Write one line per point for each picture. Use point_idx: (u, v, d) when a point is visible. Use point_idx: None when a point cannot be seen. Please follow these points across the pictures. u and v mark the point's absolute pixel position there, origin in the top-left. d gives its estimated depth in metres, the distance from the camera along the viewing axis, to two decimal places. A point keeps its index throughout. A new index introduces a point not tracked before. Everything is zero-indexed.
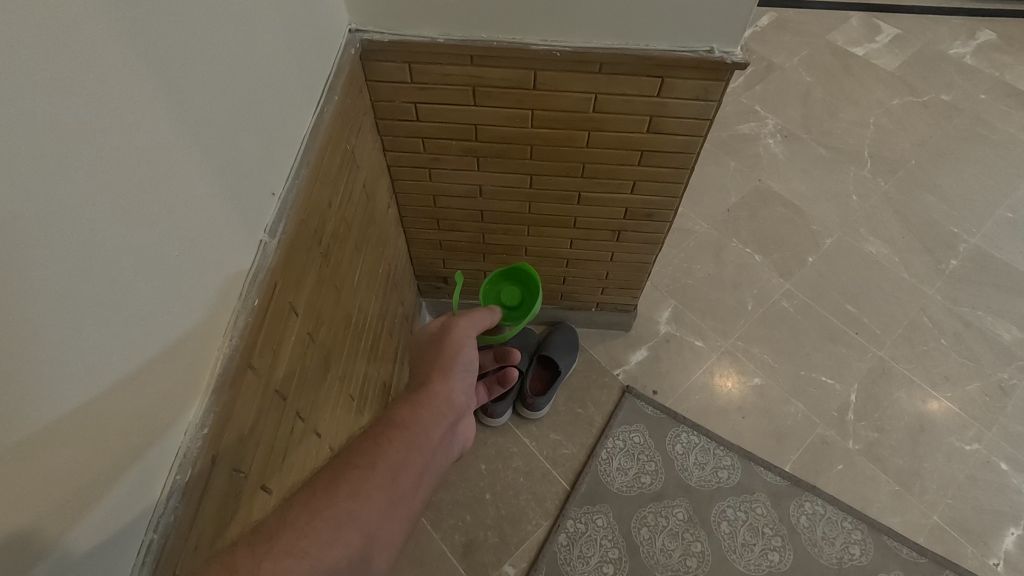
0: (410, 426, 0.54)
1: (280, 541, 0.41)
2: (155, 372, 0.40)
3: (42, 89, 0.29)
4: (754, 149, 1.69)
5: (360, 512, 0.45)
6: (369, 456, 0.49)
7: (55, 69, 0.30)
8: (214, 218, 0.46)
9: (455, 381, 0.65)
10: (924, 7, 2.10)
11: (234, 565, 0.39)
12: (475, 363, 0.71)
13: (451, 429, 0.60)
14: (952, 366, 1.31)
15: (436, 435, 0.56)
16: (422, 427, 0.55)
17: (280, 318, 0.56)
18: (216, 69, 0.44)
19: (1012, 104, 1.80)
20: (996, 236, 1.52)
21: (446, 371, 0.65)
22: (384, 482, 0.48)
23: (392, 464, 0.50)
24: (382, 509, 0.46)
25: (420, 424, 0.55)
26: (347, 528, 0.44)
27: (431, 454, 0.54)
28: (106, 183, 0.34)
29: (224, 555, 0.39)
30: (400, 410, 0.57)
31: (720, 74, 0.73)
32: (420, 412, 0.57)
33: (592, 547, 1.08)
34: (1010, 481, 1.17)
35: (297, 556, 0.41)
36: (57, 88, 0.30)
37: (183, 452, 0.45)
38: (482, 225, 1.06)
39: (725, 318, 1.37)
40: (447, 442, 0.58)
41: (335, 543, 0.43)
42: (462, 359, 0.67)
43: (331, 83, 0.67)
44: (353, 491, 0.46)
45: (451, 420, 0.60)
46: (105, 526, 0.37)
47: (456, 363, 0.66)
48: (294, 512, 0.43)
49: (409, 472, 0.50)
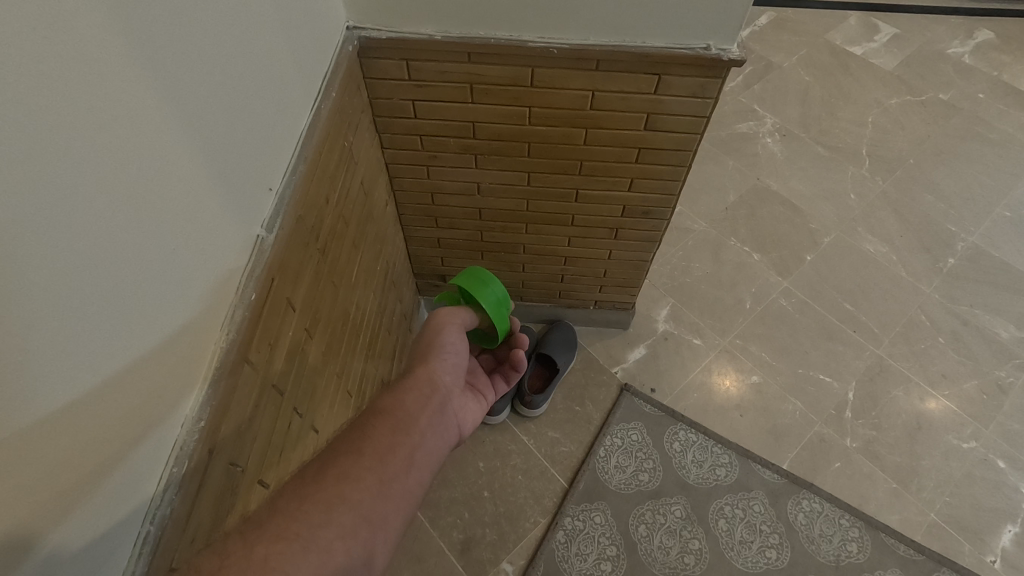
0: (395, 411, 0.56)
1: (271, 526, 0.42)
2: (151, 365, 0.40)
3: (38, 84, 0.29)
4: (752, 148, 1.69)
5: (351, 496, 0.46)
6: (355, 442, 0.50)
7: (50, 63, 0.30)
8: (212, 212, 0.46)
9: (438, 364, 0.66)
10: (922, 7, 2.10)
11: (227, 551, 0.39)
12: (463, 345, 0.70)
13: (439, 410, 0.60)
14: (949, 364, 1.31)
15: (423, 418, 0.57)
16: (406, 410, 0.57)
17: (278, 314, 0.56)
18: (213, 65, 0.44)
19: (1010, 104, 1.80)
20: (993, 235, 1.52)
21: (427, 356, 0.66)
22: (372, 464, 0.49)
23: (379, 447, 0.51)
24: (373, 491, 0.47)
25: (405, 408, 0.57)
26: (341, 511, 0.45)
27: (420, 436, 0.55)
28: (103, 176, 0.34)
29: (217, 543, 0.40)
30: (386, 397, 0.58)
31: (717, 71, 0.73)
32: (404, 397, 0.58)
33: (589, 544, 1.08)
34: (1008, 478, 1.17)
35: (289, 539, 0.41)
36: (52, 82, 0.30)
37: (181, 444, 0.45)
38: (480, 223, 1.06)
39: (723, 317, 1.37)
40: (437, 422, 0.59)
41: (327, 525, 0.43)
42: (445, 340, 0.68)
43: (329, 80, 0.68)
44: (341, 475, 0.47)
45: (437, 401, 0.61)
46: (101, 518, 0.37)
47: (437, 346, 0.67)
48: (285, 498, 0.44)
49: (398, 453, 0.51)
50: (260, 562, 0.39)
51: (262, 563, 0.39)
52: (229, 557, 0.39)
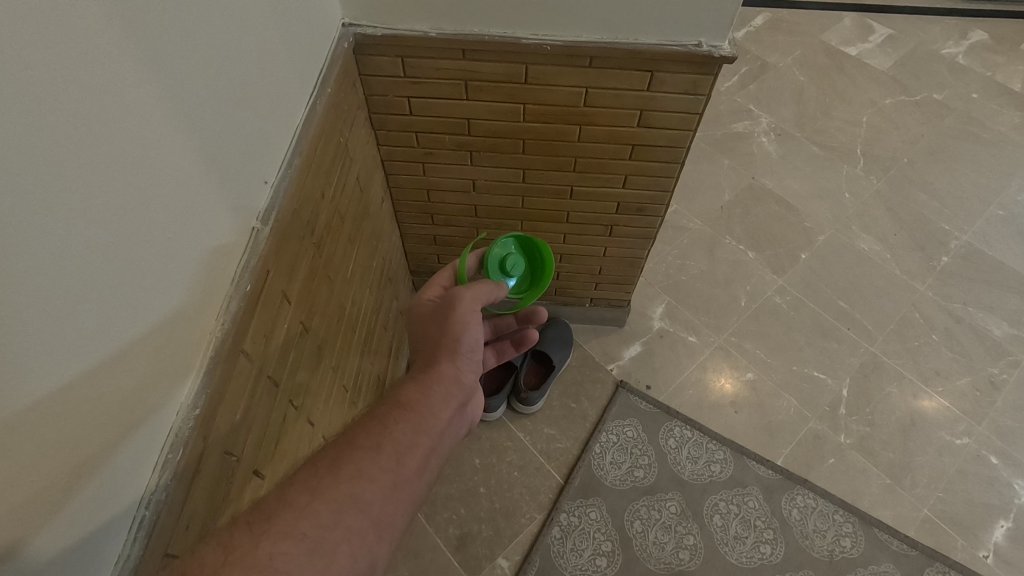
0: (416, 407, 0.56)
1: (277, 522, 0.42)
2: (145, 351, 0.41)
3: (20, 74, 0.29)
4: (748, 147, 1.70)
5: (362, 494, 0.46)
6: (374, 438, 0.51)
7: (34, 50, 0.30)
8: (206, 203, 0.47)
9: (463, 363, 0.65)
10: (916, 8, 2.12)
11: (231, 544, 0.40)
12: (480, 339, 0.69)
13: (461, 409, 0.62)
14: (943, 361, 1.32)
15: (445, 416, 0.58)
16: (429, 407, 0.57)
17: (273, 305, 0.57)
18: (208, 58, 0.45)
19: (1003, 103, 1.81)
20: (987, 233, 1.53)
21: (454, 354, 0.65)
22: (388, 464, 0.49)
23: (397, 446, 0.51)
24: (384, 492, 0.48)
25: (428, 406, 0.57)
26: (349, 512, 0.45)
27: (438, 436, 0.56)
28: (100, 165, 0.35)
29: (222, 534, 0.41)
30: (409, 393, 0.58)
31: (709, 68, 0.74)
32: (429, 394, 0.59)
33: (586, 540, 1.09)
34: (1001, 474, 1.18)
35: (295, 538, 0.42)
36: (36, 70, 0.30)
37: (176, 431, 0.46)
38: (476, 220, 1.07)
39: (718, 314, 1.38)
40: (456, 421, 0.60)
41: (335, 526, 0.44)
42: (468, 339, 0.67)
43: (324, 76, 0.68)
44: (355, 473, 0.47)
45: (461, 400, 0.62)
46: (96, 501, 0.38)
47: (462, 346, 0.66)
48: (295, 491, 0.45)
49: (416, 454, 0.52)
50: (263, 560, 0.40)
51: (267, 562, 0.40)
52: (231, 553, 0.40)
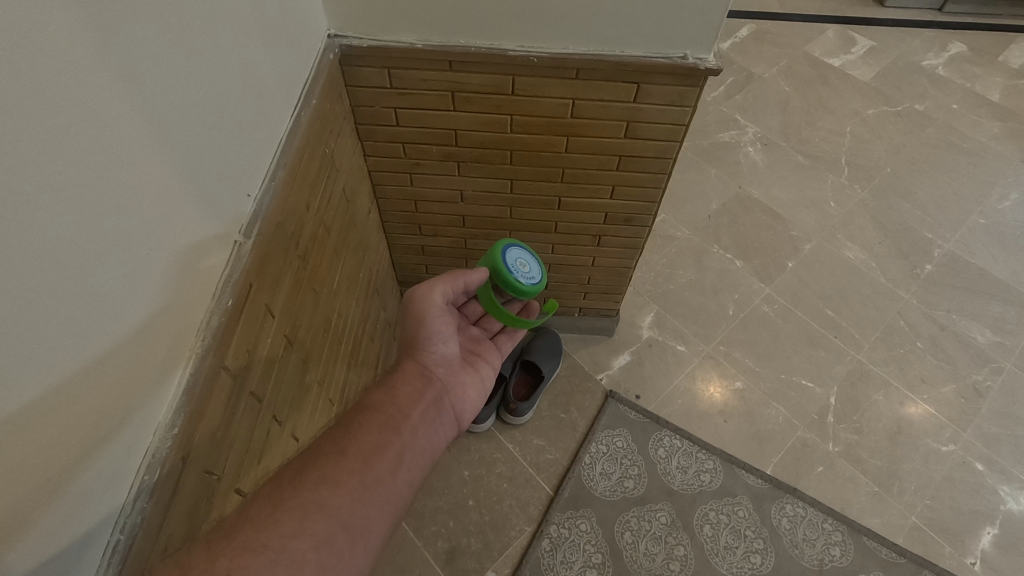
0: (382, 408, 0.57)
1: (238, 537, 0.42)
2: (118, 367, 0.40)
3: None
4: (734, 156, 1.71)
5: (329, 502, 0.47)
6: (339, 443, 0.51)
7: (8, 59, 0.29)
8: (184, 213, 0.46)
9: (426, 358, 0.67)
10: (896, 20, 2.16)
11: (188, 563, 0.39)
12: (449, 328, 0.68)
13: (434, 405, 0.62)
14: (928, 368, 1.33)
15: (415, 413, 0.59)
16: (396, 406, 0.58)
17: (255, 319, 0.56)
18: (186, 70, 0.45)
19: (983, 114, 1.85)
20: (969, 242, 1.55)
21: (412, 352, 0.67)
22: (356, 466, 0.50)
23: (364, 447, 0.52)
24: (353, 499, 0.48)
25: (396, 405, 0.58)
26: (316, 520, 0.45)
27: (410, 434, 0.56)
28: (78, 173, 0.34)
29: (179, 553, 0.40)
30: (373, 394, 0.59)
31: (694, 80, 0.75)
32: (394, 393, 0.59)
33: (575, 552, 1.08)
34: (986, 481, 1.19)
35: (257, 551, 0.41)
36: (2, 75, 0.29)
37: (152, 452, 0.44)
38: (464, 231, 1.06)
39: (707, 322, 1.39)
40: (430, 418, 0.60)
41: (299, 535, 0.44)
42: (429, 332, 0.67)
43: (309, 86, 0.68)
44: (321, 479, 0.48)
45: (431, 397, 0.63)
46: (66, 526, 0.37)
47: (421, 341, 0.66)
48: (258, 504, 0.45)
49: (385, 454, 0.52)
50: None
51: None
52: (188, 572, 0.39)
